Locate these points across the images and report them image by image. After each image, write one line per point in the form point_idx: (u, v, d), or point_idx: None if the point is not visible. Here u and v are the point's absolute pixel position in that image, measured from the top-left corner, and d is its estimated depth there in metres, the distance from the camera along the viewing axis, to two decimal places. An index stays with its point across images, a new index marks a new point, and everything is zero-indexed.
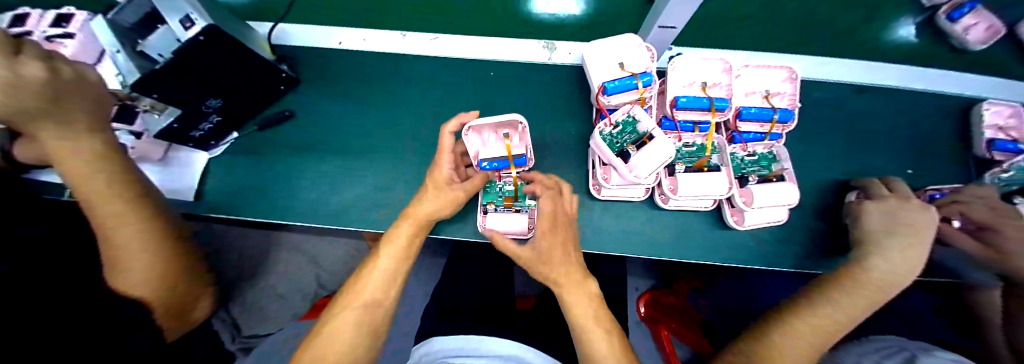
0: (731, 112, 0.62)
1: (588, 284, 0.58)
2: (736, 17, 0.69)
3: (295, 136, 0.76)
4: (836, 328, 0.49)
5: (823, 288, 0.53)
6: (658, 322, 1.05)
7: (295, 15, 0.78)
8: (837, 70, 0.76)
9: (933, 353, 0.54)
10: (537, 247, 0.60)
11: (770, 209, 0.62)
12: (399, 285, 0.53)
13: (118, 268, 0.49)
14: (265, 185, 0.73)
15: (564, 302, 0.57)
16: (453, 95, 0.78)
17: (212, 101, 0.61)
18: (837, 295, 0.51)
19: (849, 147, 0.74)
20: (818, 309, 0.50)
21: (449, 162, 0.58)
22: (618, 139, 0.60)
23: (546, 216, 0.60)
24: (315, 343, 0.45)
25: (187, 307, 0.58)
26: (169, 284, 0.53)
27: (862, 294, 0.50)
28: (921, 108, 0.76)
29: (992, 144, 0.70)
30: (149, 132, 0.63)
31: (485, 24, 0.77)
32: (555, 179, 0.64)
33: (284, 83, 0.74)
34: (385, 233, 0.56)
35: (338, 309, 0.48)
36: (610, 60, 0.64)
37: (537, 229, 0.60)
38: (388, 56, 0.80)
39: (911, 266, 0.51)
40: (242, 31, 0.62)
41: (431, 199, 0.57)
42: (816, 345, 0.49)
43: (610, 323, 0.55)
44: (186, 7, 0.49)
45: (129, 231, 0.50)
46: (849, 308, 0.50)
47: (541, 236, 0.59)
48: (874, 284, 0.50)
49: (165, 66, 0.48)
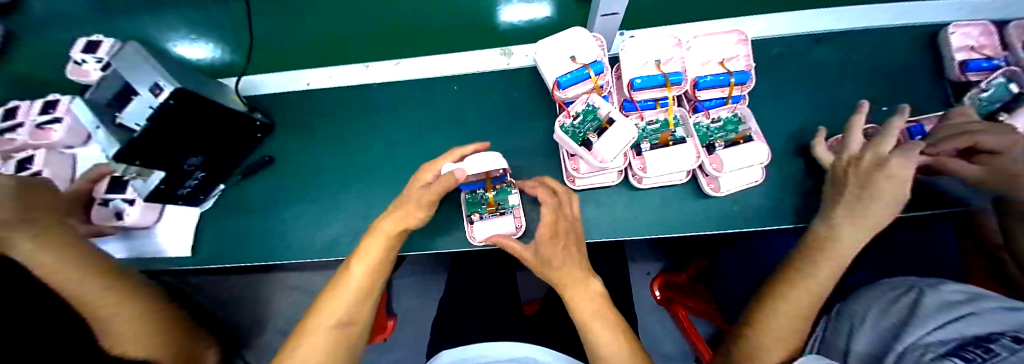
0: (688, 84, 0.64)
1: (590, 283, 0.60)
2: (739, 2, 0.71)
3: (278, 178, 0.79)
4: (827, 287, 0.51)
5: (803, 256, 0.54)
6: (673, 304, 1.11)
7: (275, 62, 0.80)
8: (803, 24, 0.76)
9: (941, 290, 0.54)
10: (540, 252, 0.61)
11: (743, 171, 0.64)
12: (371, 296, 0.58)
13: (95, 319, 0.54)
14: (259, 232, 0.75)
15: (573, 305, 0.58)
16: (422, 115, 0.80)
17: (194, 159, 0.63)
18: (824, 252, 0.52)
19: (819, 99, 0.74)
20: (805, 271, 0.52)
21: (431, 172, 0.60)
22: (581, 129, 0.60)
23: (547, 222, 0.61)
24: (297, 353, 0.52)
25: (182, 342, 0.62)
26: (147, 322, 0.58)
27: (843, 245, 0.51)
28: (888, 44, 0.76)
29: (965, 65, 0.68)
30: (138, 196, 0.68)
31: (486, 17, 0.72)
32: (539, 178, 0.67)
33: (260, 130, 0.77)
34: (358, 247, 0.60)
35: (309, 328, 0.54)
36: (562, 55, 0.65)
37: (539, 237, 0.61)
38: (355, 88, 0.82)
39: (896, 201, 0.51)
40: (213, 89, 0.66)
41: (393, 217, 0.59)
42: (808, 306, 0.50)
43: (617, 320, 0.57)
44: (154, 75, 0.53)
45: (85, 286, 0.54)
46: (834, 259, 0.51)
47: (543, 245, 0.60)
48: (838, 247, 0.51)
49: (145, 132, 0.52)
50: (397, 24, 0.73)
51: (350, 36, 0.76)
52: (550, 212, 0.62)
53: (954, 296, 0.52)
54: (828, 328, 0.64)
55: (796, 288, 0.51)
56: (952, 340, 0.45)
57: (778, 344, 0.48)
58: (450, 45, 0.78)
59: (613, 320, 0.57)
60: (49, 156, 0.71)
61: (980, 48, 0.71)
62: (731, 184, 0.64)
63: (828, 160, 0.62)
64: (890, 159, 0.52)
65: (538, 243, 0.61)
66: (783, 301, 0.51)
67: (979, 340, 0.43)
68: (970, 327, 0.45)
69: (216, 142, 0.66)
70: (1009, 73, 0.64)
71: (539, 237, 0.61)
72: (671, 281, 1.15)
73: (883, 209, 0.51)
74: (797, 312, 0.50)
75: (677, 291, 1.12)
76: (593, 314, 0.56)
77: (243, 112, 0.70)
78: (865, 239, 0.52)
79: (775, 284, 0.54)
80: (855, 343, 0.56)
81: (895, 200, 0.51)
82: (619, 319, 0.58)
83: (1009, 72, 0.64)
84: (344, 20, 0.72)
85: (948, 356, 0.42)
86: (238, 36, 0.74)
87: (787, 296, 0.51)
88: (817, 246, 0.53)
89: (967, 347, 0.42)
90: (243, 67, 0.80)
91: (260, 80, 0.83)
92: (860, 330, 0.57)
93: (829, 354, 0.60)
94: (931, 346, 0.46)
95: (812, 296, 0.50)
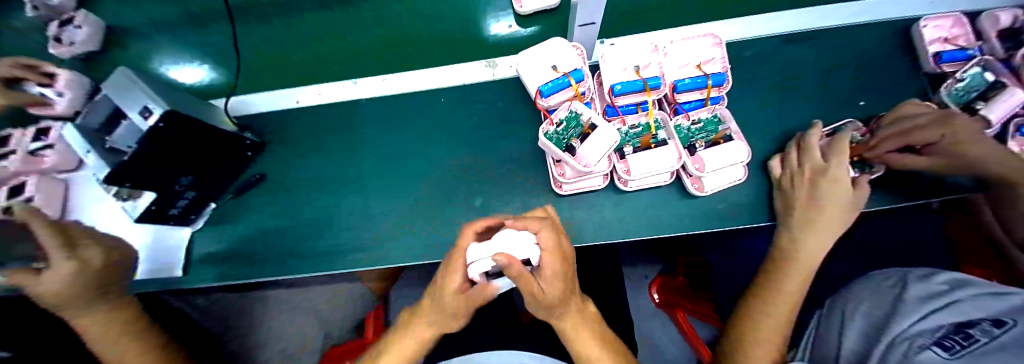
0: (667, 87, 0.66)
1: (585, 306, 0.61)
2: (680, 13, 0.78)
3: (267, 195, 0.80)
4: (795, 297, 0.56)
5: (780, 268, 0.58)
6: (674, 307, 1.07)
7: (272, 76, 0.85)
8: (779, 24, 0.78)
9: (927, 284, 0.55)
10: (547, 291, 0.49)
11: (725, 170, 0.65)
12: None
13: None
14: (254, 251, 0.76)
15: (568, 339, 0.58)
16: (410, 127, 0.82)
17: (185, 179, 0.64)
18: (791, 258, 0.57)
19: (799, 96, 0.76)
20: (779, 276, 0.58)
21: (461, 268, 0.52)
22: (565, 135, 0.63)
23: (552, 253, 0.48)
24: None
25: None
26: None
27: (809, 242, 0.57)
28: (866, 40, 0.78)
29: (939, 57, 0.70)
30: (60, 138, 0.73)
31: (467, 31, 0.82)
32: (547, 213, 0.57)
33: (250, 148, 0.78)
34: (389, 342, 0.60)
35: None
36: (544, 64, 0.68)
37: (547, 267, 0.47)
38: (344, 104, 0.84)
39: (842, 212, 0.56)
40: (201, 109, 0.66)
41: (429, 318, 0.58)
42: (785, 314, 0.56)
43: (617, 348, 0.60)
44: (143, 99, 0.52)
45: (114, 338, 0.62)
46: (798, 254, 0.57)
47: (553, 279, 0.48)
48: (802, 261, 0.57)
49: (138, 154, 0.52)
50: (398, 22, 0.83)
51: (347, 36, 0.83)
52: (549, 238, 0.48)
53: (938, 287, 0.54)
54: (822, 323, 0.65)
55: (779, 292, 0.56)
56: (937, 329, 0.47)
57: (769, 348, 0.54)
58: (445, 57, 0.83)
59: (615, 356, 0.58)
60: (41, 182, 0.72)
61: (954, 39, 0.73)
62: (714, 184, 0.65)
63: (775, 171, 0.64)
64: (829, 168, 0.56)
65: (545, 278, 0.48)
66: (769, 304, 0.56)
67: (960, 327, 0.45)
68: (951, 315, 0.47)
69: (206, 162, 0.67)
70: (984, 62, 0.66)
71: (546, 265, 0.47)
72: (671, 284, 1.10)
73: (836, 199, 0.56)
74: (783, 312, 0.56)
75: (678, 293, 1.08)
76: (595, 351, 0.57)
77: (232, 131, 0.70)
78: (824, 231, 0.56)
79: (762, 288, 0.59)
80: (846, 337, 0.57)
81: (846, 192, 0.56)
82: (620, 352, 0.60)
83: (983, 62, 0.66)
84: (344, 20, 0.83)
85: (930, 346, 0.44)
86: (238, 51, 0.84)
87: (772, 300, 0.56)
88: (787, 245, 0.59)
89: (951, 334, 0.44)
90: (235, 84, 0.85)
91: (250, 99, 0.84)
92: (852, 322, 0.59)
93: (822, 350, 0.60)
94: (915, 335, 0.48)
95: (793, 296, 0.56)
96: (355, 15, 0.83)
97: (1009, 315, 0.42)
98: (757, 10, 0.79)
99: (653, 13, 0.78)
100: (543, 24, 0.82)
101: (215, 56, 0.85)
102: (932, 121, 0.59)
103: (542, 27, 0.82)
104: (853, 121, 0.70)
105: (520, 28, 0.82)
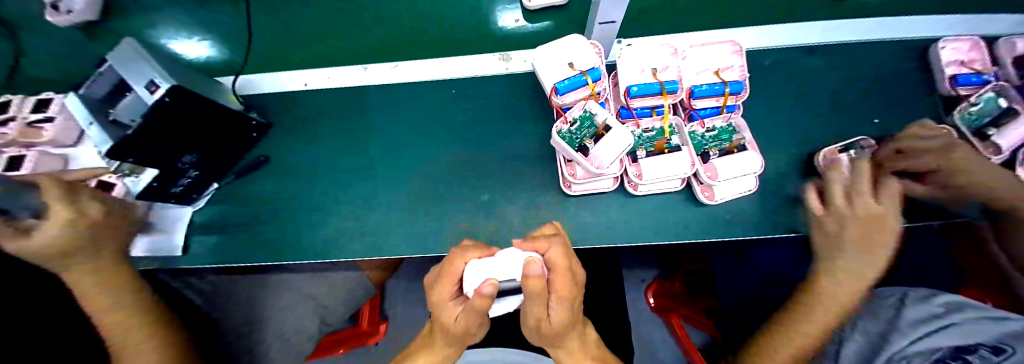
0: (684, 93, 0.65)
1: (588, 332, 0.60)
2: (687, 23, 0.78)
3: (271, 178, 0.78)
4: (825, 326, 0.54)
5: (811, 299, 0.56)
6: (669, 311, 1.04)
7: (276, 60, 0.84)
8: (794, 35, 0.78)
9: (924, 303, 0.56)
10: (556, 316, 0.47)
11: (737, 180, 0.64)
12: None
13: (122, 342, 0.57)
14: (254, 234, 0.75)
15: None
16: (418, 118, 0.80)
17: (188, 157, 0.62)
18: None
19: (811, 108, 0.75)
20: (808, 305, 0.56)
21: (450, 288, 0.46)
22: (578, 134, 0.62)
23: (563, 270, 0.45)
24: None
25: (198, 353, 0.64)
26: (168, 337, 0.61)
27: None
28: (881, 57, 0.78)
29: (956, 80, 0.70)
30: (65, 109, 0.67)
31: (472, 27, 0.82)
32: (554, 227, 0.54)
33: (255, 130, 0.77)
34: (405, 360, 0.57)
35: None
36: (561, 61, 0.66)
37: (557, 286, 0.45)
38: (353, 89, 0.82)
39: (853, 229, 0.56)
40: (207, 86, 0.64)
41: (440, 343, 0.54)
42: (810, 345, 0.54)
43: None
44: (149, 72, 0.51)
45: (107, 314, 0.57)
46: None
47: (559, 303, 0.45)
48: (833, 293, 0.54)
49: (144, 128, 0.51)
50: (403, 15, 0.84)
51: (346, 33, 0.84)
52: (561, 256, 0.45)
53: (933, 308, 0.54)
54: None
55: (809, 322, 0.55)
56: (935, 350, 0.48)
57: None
58: (454, 49, 0.82)
59: None
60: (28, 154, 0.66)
61: (970, 63, 0.72)
62: (724, 193, 0.65)
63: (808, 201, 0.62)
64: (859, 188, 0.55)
65: (551, 301, 0.45)
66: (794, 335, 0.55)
67: (958, 352, 0.46)
68: (946, 338, 0.49)
69: (211, 140, 0.65)
70: (998, 88, 0.66)
71: (555, 281, 0.45)
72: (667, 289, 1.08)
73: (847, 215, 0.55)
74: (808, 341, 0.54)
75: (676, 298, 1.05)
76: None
77: (238, 111, 0.69)
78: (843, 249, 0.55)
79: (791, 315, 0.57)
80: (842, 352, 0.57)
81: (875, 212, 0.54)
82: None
83: (998, 88, 0.66)
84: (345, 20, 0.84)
85: None
86: (242, 39, 0.83)
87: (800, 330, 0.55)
88: None
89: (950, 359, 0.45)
90: (243, 64, 0.83)
91: (258, 79, 0.83)
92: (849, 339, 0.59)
93: None
94: (914, 356, 0.49)
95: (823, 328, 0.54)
96: (355, 14, 0.84)
97: (1008, 342, 0.44)
98: (772, 19, 0.78)
99: (661, 19, 0.79)
100: (555, 20, 0.82)
101: (223, 35, 0.84)
102: (934, 148, 0.61)
103: (556, 23, 0.82)
104: (865, 138, 0.69)
105: (526, 23, 0.82)
